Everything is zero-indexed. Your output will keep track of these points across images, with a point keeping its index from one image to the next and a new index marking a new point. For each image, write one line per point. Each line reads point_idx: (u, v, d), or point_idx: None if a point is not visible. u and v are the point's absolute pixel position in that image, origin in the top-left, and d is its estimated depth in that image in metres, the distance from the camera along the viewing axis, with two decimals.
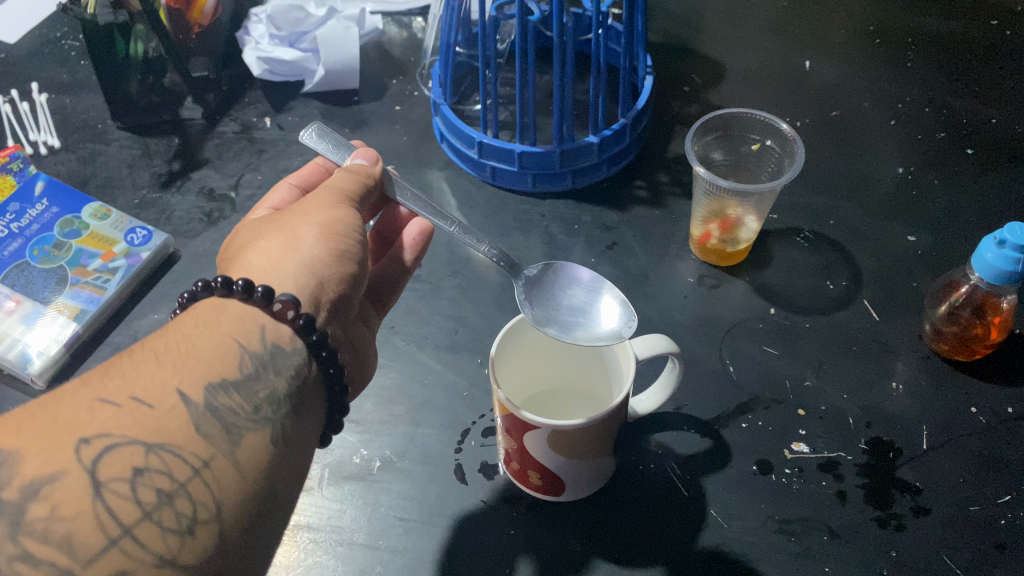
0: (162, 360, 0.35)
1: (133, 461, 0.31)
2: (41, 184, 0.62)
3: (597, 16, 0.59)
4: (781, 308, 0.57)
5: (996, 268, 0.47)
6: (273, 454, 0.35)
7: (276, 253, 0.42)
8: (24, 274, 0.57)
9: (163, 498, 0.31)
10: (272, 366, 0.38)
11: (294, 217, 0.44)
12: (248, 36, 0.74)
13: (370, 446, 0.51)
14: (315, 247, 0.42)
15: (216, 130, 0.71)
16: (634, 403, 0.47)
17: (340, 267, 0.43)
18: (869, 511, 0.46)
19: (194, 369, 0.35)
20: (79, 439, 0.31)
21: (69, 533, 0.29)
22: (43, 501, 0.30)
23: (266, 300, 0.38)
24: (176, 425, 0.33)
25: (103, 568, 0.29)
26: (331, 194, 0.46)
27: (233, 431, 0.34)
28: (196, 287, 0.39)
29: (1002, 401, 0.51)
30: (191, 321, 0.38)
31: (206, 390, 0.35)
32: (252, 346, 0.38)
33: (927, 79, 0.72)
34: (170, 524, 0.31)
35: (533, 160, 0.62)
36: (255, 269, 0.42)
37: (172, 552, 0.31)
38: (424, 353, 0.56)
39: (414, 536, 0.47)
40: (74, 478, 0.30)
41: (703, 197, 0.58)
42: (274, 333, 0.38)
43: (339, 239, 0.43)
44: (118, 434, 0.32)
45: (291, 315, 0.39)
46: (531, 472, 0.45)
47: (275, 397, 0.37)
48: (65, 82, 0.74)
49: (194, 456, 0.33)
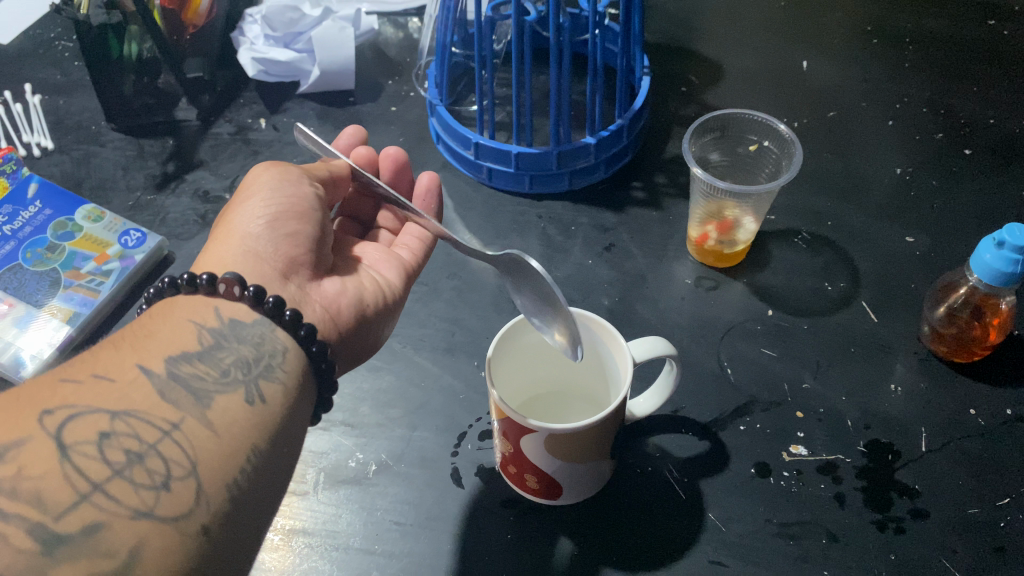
0: (121, 345, 0.37)
1: (98, 426, 0.33)
2: (35, 186, 0.61)
3: (593, 16, 0.59)
4: (780, 309, 0.57)
5: (995, 269, 0.47)
6: (251, 415, 0.36)
7: (227, 239, 0.44)
8: (17, 276, 0.56)
9: (133, 457, 0.32)
10: (233, 336, 0.39)
11: (234, 205, 0.46)
12: (243, 36, 0.74)
13: (365, 450, 0.51)
14: (251, 224, 0.44)
15: (211, 131, 0.70)
16: (632, 407, 0.47)
17: (287, 235, 0.44)
18: (868, 514, 0.46)
19: (153, 347, 0.37)
20: (41, 410, 0.33)
21: (38, 489, 0.30)
22: (9, 463, 0.31)
23: (211, 285, 0.40)
24: (141, 393, 0.35)
25: (75, 521, 0.30)
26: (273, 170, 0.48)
27: (201, 394, 0.36)
28: (151, 293, 0.42)
29: (1001, 403, 0.51)
30: (147, 316, 0.40)
31: (168, 362, 0.37)
32: (208, 323, 0.40)
33: (924, 79, 0.72)
34: (142, 480, 0.32)
35: (530, 161, 0.62)
36: (208, 258, 0.44)
37: (148, 505, 0.31)
38: (421, 356, 0.55)
39: (411, 540, 0.46)
40: (39, 442, 0.31)
41: (701, 198, 0.58)
42: (229, 310, 0.40)
43: (272, 207, 0.44)
44: (81, 404, 0.33)
45: (237, 291, 0.40)
46: (528, 476, 0.45)
47: (242, 360, 0.38)
48: (59, 83, 0.74)
49: (163, 418, 0.34)
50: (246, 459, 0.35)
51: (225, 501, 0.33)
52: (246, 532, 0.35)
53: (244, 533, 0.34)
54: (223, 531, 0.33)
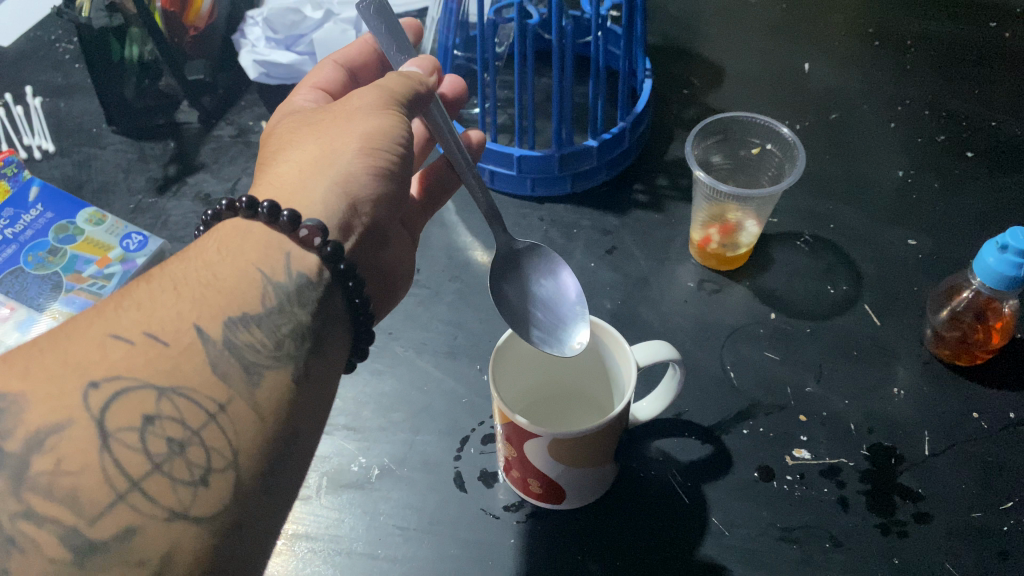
0: (181, 293, 0.36)
1: (144, 407, 0.31)
2: (36, 189, 0.61)
3: (596, 19, 0.59)
4: (782, 313, 0.57)
5: (999, 273, 0.47)
6: (293, 393, 0.36)
7: (309, 165, 0.43)
8: (19, 280, 0.56)
9: (175, 447, 0.31)
10: (296, 299, 0.38)
11: (334, 126, 0.45)
12: (244, 39, 0.73)
13: (368, 454, 0.50)
14: (350, 166, 0.43)
15: (212, 133, 0.70)
16: (635, 411, 0.47)
17: (375, 185, 0.44)
18: (871, 518, 0.46)
19: (214, 304, 0.36)
20: (88, 384, 0.31)
21: (75, 487, 0.29)
22: (47, 454, 0.30)
23: (293, 225, 0.39)
24: (192, 366, 0.34)
25: (112, 524, 0.29)
26: (379, 95, 0.45)
27: (252, 370, 0.35)
28: (220, 205, 0.40)
29: (1004, 406, 0.51)
30: (213, 247, 0.38)
31: (225, 326, 0.35)
32: (276, 276, 0.38)
33: (926, 81, 0.72)
34: (182, 474, 0.31)
35: (532, 164, 0.62)
36: (287, 179, 0.42)
37: (185, 505, 0.31)
38: (423, 359, 0.55)
39: (414, 545, 0.46)
40: (81, 428, 0.30)
41: (704, 201, 0.57)
42: (300, 262, 0.39)
43: (374, 159, 0.44)
44: (129, 377, 0.32)
45: (317, 241, 0.39)
46: (531, 481, 0.45)
47: (298, 330, 0.38)
48: (59, 86, 0.74)
49: (209, 400, 0.33)
50: (283, 447, 0.34)
51: (257, 496, 0.33)
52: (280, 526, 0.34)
53: (273, 536, 0.33)
54: (257, 527, 0.32)
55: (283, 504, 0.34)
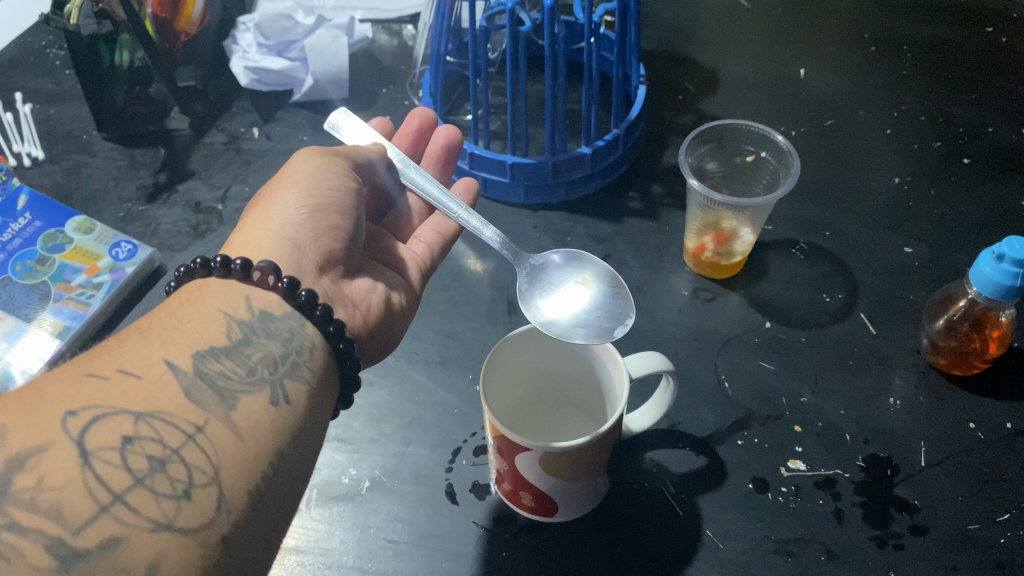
0: (148, 336, 0.36)
1: (122, 430, 0.32)
2: (24, 198, 0.61)
3: (590, 25, 0.58)
4: (777, 322, 0.57)
5: (996, 282, 0.47)
6: (272, 416, 0.35)
7: (254, 227, 0.44)
8: (6, 290, 0.56)
9: (155, 464, 0.31)
10: (263, 331, 0.39)
11: (275, 185, 0.46)
12: (236, 44, 0.73)
13: (359, 466, 0.50)
14: (292, 212, 0.43)
15: (203, 140, 0.70)
16: (628, 422, 0.47)
17: (320, 223, 0.44)
18: (868, 530, 0.45)
19: (181, 342, 0.36)
20: (64, 412, 0.31)
21: (57, 502, 0.29)
22: (29, 472, 0.29)
23: (244, 270, 0.40)
24: (166, 394, 0.34)
25: (95, 535, 0.29)
26: (312, 151, 0.47)
27: (226, 395, 0.35)
28: (178, 272, 0.41)
29: (1001, 416, 0.50)
30: (177, 301, 0.40)
31: (194, 358, 0.36)
32: (239, 314, 0.39)
33: (922, 88, 0.72)
34: (164, 490, 0.31)
35: (524, 171, 0.61)
36: (236, 246, 0.43)
37: (169, 516, 0.30)
38: (415, 370, 0.55)
39: (404, 559, 0.46)
40: (61, 449, 0.30)
41: (698, 210, 0.57)
42: (261, 300, 0.40)
43: (316, 198, 0.44)
44: (105, 406, 0.32)
45: (271, 280, 0.40)
46: (523, 493, 0.44)
47: (269, 358, 0.37)
48: (50, 92, 0.73)
49: (187, 422, 0.33)
50: (268, 463, 0.34)
51: (244, 509, 0.32)
52: (271, 539, 0.34)
53: (260, 550, 0.33)
54: (243, 541, 0.32)
55: (270, 521, 0.33)
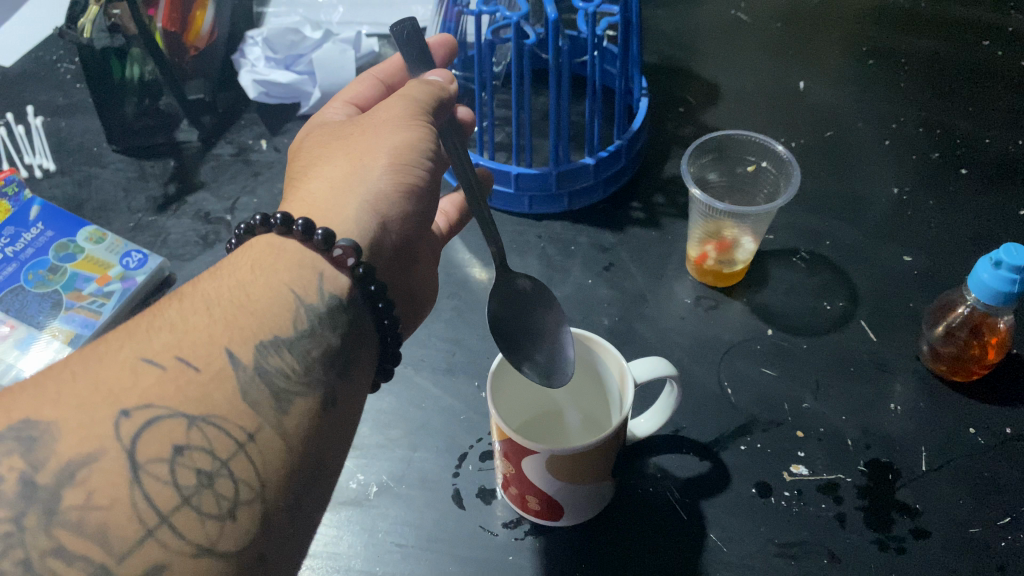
0: (214, 314, 0.36)
1: (174, 437, 0.31)
2: (37, 208, 0.61)
3: (592, 39, 0.59)
4: (778, 329, 0.57)
5: (992, 289, 0.47)
6: (319, 423, 0.36)
7: (338, 181, 0.44)
8: (19, 298, 0.56)
9: (204, 480, 0.31)
10: (328, 324, 0.39)
11: (360, 144, 0.46)
12: (244, 58, 0.75)
13: (366, 471, 0.50)
14: (378, 185, 0.44)
15: (212, 152, 0.71)
16: (633, 428, 0.47)
17: (405, 204, 0.45)
18: (869, 534, 0.46)
19: (246, 327, 0.36)
20: (119, 412, 0.31)
21: (105, 522, 0.29)
22: (78, 486, 0.29)
23: (327, 245, 0.39)
24: (222, 393, 0.33)
25: (139, 562, 0.29)
26: (407, 108, 0.46)
27: (280, 397, 0.35)
28: (254, 220, 0.40)
29: (999, 422, 0.51)
30: (247, 266, 0.39)
31: (256, 350, 0.35)
32: (308, 297, 0.39)
33: (918, 99, 0.73)
34: (210, 509, 0.31)
35: (529, 182, 0.62)
36: (318, 198, 0.43)
37: (212, 539, 0.30)
38: (421, 376, 0.56)
39: (412, 562, 0.46)
40: (112, 458, 0.30)
41: (700, 219, 0.58)
42: (333, 283, 0.40)
43: (403, 179, 0.45)
44: (160, 406, 0.32)
45: (351, 262, 0.40)
46: (529, 497, 0.45)
47: (327, 353, 0.38)
48: (60, 105, 0.74)
49: (238, 429, 0.33)
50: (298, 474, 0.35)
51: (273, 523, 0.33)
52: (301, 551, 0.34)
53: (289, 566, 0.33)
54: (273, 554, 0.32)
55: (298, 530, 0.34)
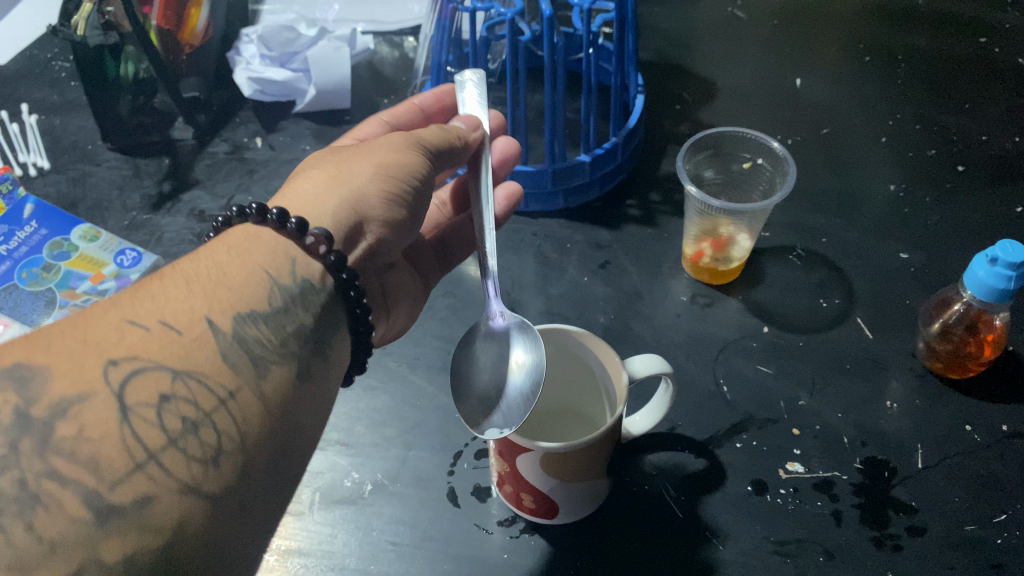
0: (194, 286, 0.36)
1: (159, 388, 0.31)
2: (30, 206, 0.61)
3: (586, 36, 0.59)
4: (775, 327, 0.57)
5: (988, 285, 0.47)
6: (295, 389, 0.36)
7: (322, 184, 0.44)
8: (12, 296, 0.56)
9: (189, 426, 0.31)
10: (302, 303, 0.39)
11: (351, 156, 0.46)
12: (239, 56, 0.74)
13: (361, 470, 0.50)
14: (363, 198, 0.44)
15: (206, 150, 0.70)
16: (628, 425, 0.47)
17: (387, 211, 0.45)
18: (866, 531, 0.46)
19: (226, 299, 0.36)
20: (107, 361, 0.31)
21: (95, 454, 0.29)
22: (70, 421, 0.29)
23: (300, 233, 0.40)
24: (204, 354, 0.33)
25: (129, 491, 0.29)
26: (407, 138, 0.47)
27: (260, 362, 0.35)
28: (231, 211, 0.40)
29: (995, 418, 0.51)
30: (224, 249, 0.39)
31: (234, 320, 0.35)
32: (282, 278, 0.38)
33: (915, 96, 0.73)
34: (196, 452, 0.31)
35: (524, 179, 0.62)
36: (299, 197, 0.43)
37: (197, 480, 0.30)
38: (416, 375, 0.55)
39: (406, 561, 0.46)
40: (100, 400, 0.30)
41: (696, 216, 0.58)
42: (306, 268, 0.40)
43: (388, 192, 0.44)
44: (145, 359, 0.32)
45: (323, 250, 0.40)
46: (524, 495, 0.44)
47: (302, 331, 0.38)
48: (55, 103, 0.74)
49: (220, 385, 0.33)
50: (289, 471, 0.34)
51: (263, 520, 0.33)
52: None
53: None
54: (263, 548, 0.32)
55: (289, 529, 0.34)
